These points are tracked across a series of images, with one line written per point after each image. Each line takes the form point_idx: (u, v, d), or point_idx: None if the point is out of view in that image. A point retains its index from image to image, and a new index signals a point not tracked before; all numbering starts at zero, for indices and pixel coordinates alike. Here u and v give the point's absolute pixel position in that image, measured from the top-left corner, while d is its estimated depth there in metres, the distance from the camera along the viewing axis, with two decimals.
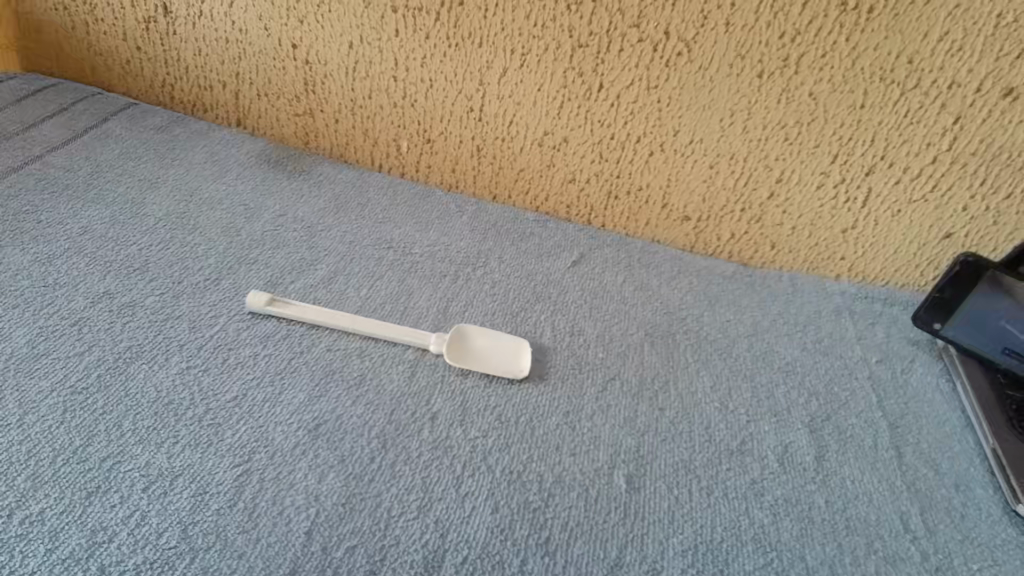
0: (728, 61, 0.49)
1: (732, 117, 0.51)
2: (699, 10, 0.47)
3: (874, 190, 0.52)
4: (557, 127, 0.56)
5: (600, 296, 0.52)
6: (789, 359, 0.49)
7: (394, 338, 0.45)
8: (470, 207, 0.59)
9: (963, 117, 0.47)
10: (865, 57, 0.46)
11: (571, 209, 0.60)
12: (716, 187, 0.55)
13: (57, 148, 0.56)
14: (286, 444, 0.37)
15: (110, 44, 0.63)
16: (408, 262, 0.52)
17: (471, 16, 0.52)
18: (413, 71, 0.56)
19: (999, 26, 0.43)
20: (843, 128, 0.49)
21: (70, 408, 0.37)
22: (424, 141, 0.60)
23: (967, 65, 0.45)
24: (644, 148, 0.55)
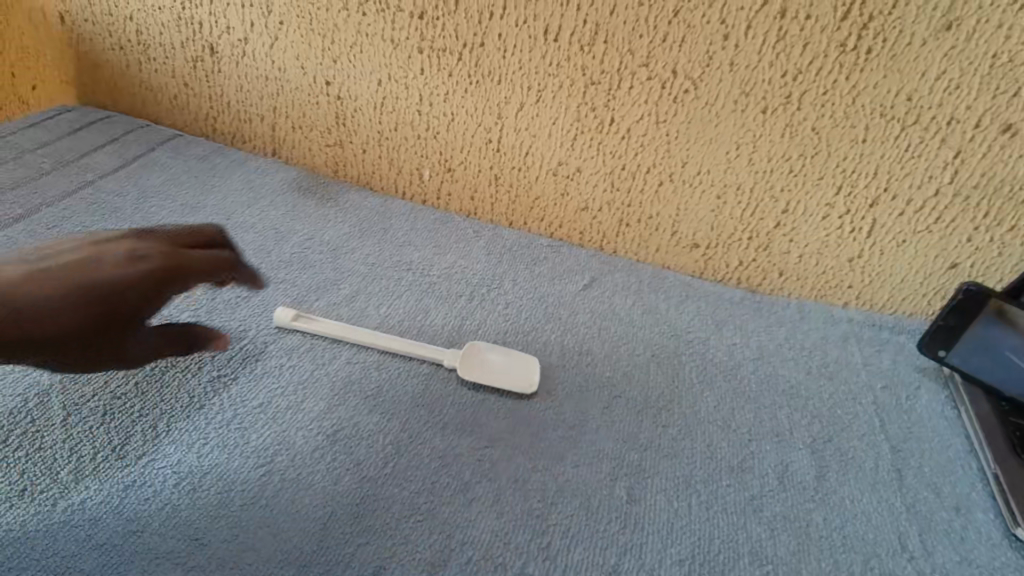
0: (733, 98, 0.51)
1: (738, 150, 0.53)
2: (704, 51, 0.49)
3: (879, 221, 0.53)
4: (571, 158, 0.58)
5: (609, 318, 0.54)
6: (793, 382, 0.50)
7: (404, 348, 0.47)
8: (487, 231, 0.62)
9: (963, 151, 0.48)
10: (865, 94, 0.48)
11: (584, 235, 0.63)
12: (724, 217, 0.57)
13: (107, 174, 0.61)
14: (306, 447, 0.40)
15: (160, 81, 0.68)
16: (427, 283, 0.55)
17: (492, 56, 0.55)
18: (436, 106, 0.60)
19: (994, 66, 0.44)
20: (846, 161, 0.51)
21: (110, 411, 0.40)
22: (445, 170, 0.63)
23: (965, 103, 0.46)
24: (654, 178, 0.57)
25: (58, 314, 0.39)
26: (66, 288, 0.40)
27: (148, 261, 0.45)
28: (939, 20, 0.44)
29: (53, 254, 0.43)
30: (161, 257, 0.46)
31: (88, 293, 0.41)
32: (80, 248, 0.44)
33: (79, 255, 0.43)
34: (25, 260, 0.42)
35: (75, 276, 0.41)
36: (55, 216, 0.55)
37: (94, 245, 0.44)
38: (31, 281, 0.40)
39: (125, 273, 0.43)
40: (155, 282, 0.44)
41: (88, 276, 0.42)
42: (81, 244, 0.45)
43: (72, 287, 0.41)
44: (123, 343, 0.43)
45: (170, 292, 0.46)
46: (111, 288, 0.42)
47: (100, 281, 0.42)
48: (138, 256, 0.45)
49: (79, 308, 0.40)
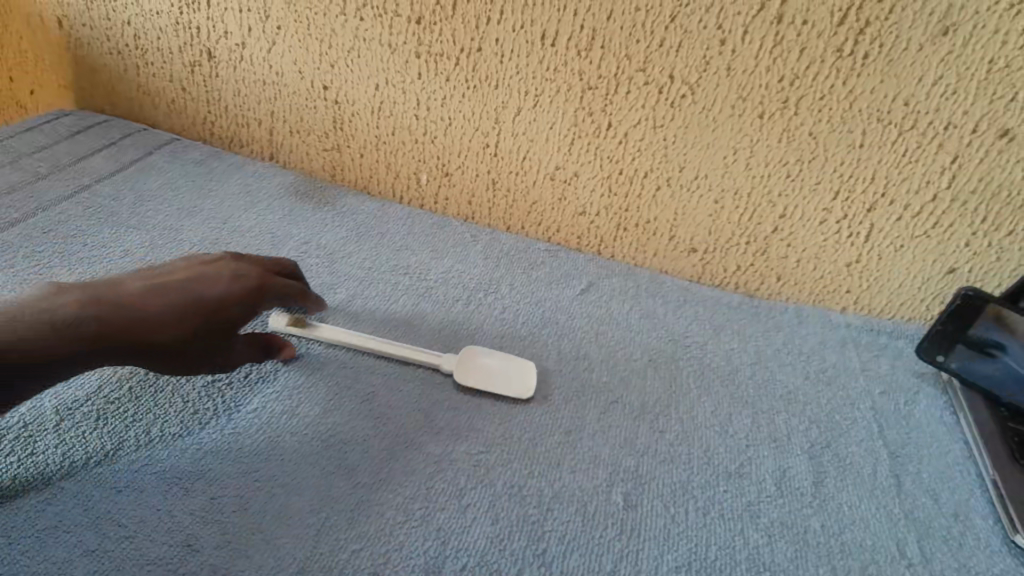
0: (730, 103, 0.50)
1: (735, 155, 0.52)
2: (701, 56, 0.49)
3: (877, 226, 0.52)
4: (568, 163, 0.58)
5: (606, 322, 0.54)
6: (791, 388, 0.50)
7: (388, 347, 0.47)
8: (484, 236, 0.62)
9: (960, 156, 0.47)
10: (863, 100, 0.47)
11: (582, 240, 0.62)
12: (722, 222, 0.56)
13: (104, 179, 0.61)
14: (301, 453, 0.39)
15: (158, 85, 0.68)
16: (424, 288, 0.55)
17: (488, 61, 0.55)
18: (433, 110, 0.59)
19: (991, 71, 0.44)
20: (843, 166, 0.50)
21: (103, 415, 0.40)
22: (442, 175, 0.63)
23: (962, 108, 0.46)
24: (651, 183, 0.56)
25: (163, 325, 0.40)
26: (171, 299, 0.41)
27: (247, 277, 0.45)
28: (936, 25, 0.43)
29: (160, 269, 0.44)
30: (260, 276, 0.45)
31: (190, 306, 0.41)
32: (195, 262, 0.45)
33: (195, 269, 0.43)
34: (132, 273, 0.43)
35: (182, 288, 0.42)
36: (51, 221, 0.55)
37: (195, 261, 0.45)
38: (140, 288, 0.41)
39: (226, 289, 0.43)
40: (251, 298, 0.44)
41: (192, 289, 0.42)
42: (203, 259, 0.45)
43: (177, 299, 0.41)
44: (222, 352, 0.43)
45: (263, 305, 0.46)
46: (212, 304, 0.42)
47: (204, 296, 0.42)
48: (240, 272, 0.45)
49: (182, 321, 0.41)
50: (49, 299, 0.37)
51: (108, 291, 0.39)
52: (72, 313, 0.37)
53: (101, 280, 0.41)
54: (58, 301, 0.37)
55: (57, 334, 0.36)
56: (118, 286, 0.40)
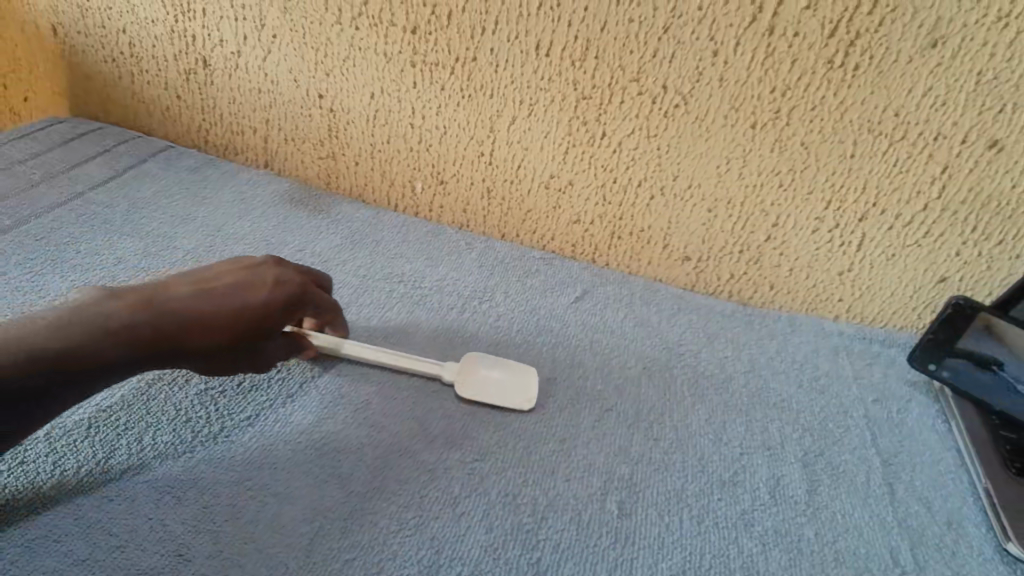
0: (723, 113, 0.50)
1: (728, 164, 0.53)
2: (695, 67, 0.49)
3: (869, 235, 0.53)
4: (563, 171, 0.58)
5: (601, 330, 0.54)
6: (785, 395, 0.50)
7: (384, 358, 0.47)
8: (479, 243, 0.62)
9: (950, 166, 0.48)
10: (854, 111, 0.47)
11: (576, 248, 0.62)
12: (715, 230, 0.56)
13: (98, 186, 0.61)
14: (294, 461, 0.39)
15: (153, 93, 0.68)
16: (418, 295, 0.55)
17: (483, 71, 0.55)
18: (429, 119, 0.59)
19: (980, 83, 0.44)
20: (835, 176, 0.51)
21: (94, 424, 0.40)
22: (438, 183, 0.63)
23: (952, 119, 0.46)
24: (646, 191, 0.56)
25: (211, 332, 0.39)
26: (220, 304, 0.40)
27: (291, 286, 0.43)
28: (925, 38, 0.44)
29: (208, 269, 0.42)
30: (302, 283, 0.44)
31: (237, 313, 0.40)
32: (238, 264, 0.43)
33: (241, 273, 0.42)
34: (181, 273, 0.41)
35: (229, 293, 0.41)
36: (44, 228, 0.55)
37: (241, 261, 0.44)
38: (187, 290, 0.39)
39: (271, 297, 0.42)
40: (292, 307, 0.43)
41: (239, 294, 0.41)
42: (248, 262, 0.44)
43: (225, 305, 0.40)
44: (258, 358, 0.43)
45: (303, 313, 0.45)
46: (258, 311, 0.41)
47: (249, 302, 0.41)
48: (284, 278, 0.44)
49: (228, 328, 0.40)
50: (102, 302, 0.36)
51: (159, 295, 0.38)
52: (125, 318, 0.36)
53: (151, 282, 0.40)
54: (110, 306, 0.36)
55: (110, 338, 0.35)
56: (166, 289, 0.39)
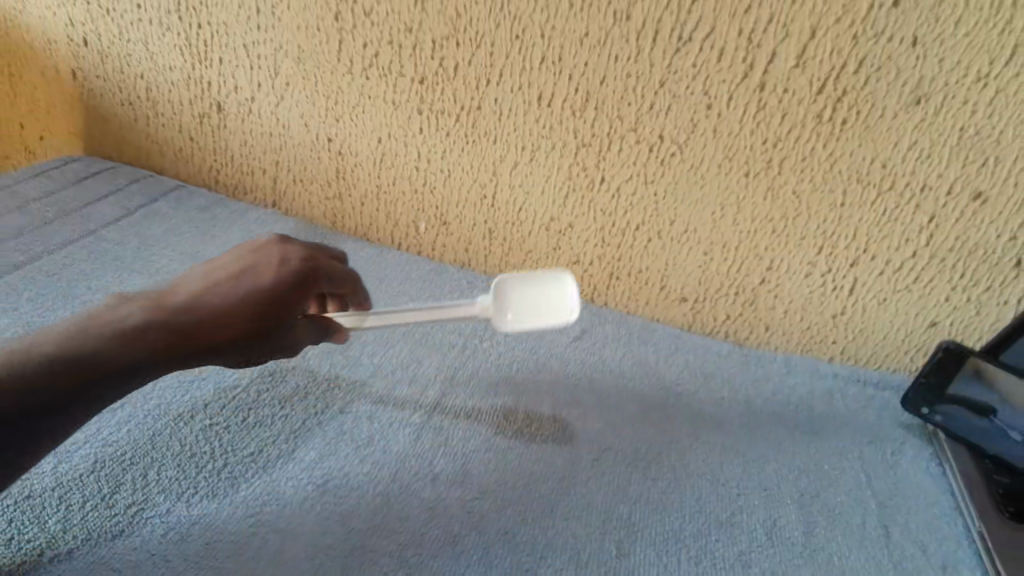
0: (717, 162, 0.52)
1: (723, 211, 0.54)
2: (689, 119, 0.50)
3: (860, 280, 0.53)
4: (562, 214, 0.59)
5: (600, 369, 0.55)
6: (781, 436, 0.51)
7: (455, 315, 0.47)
8: (480, 282, 0.64)
9: (937, 216, 0.48)
10: (842, 162, 0.48)
11: (576, 287, 0.63)
12: (711, 272, 0.57)
13: (110, 224, 0.63)
14: (296, 498, 0.40)
15: (166, 135, 0.70)
16: (420, 333, 0.56)
17: (487, 118, 0.57)
18: (434, 162, 0.61)
19: (963, 138, 0.45)
20: (827, 223, 0.51)
21: (101, 458, 0.40)
22: (441, 224, 0.64)
23: (936, 171, 0.47)
24: (643, 235, 0.57)
25: (225, 321, 0.41)
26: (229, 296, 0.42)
27: (296, 263, 0.45)
28: (909, 95, 0.45)
29: (215, 263, 0.44)
30: (307, 261, 0.45)
31: (247, 301, 0.42)
32: (243, 252, 0.45)
33: (245, 262, 0.44)
34: (190, 273, 0.43)
35: (238, 284, 0.43)
36: (57, 265, 0.56)
37: (246, 250, 0.45)
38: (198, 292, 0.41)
39: (277, 278, 0.44)
40: (303, 284, 0.45)
41: (247, 283, 0.43)
42: (252, 249, 0.46)
43: (234, 296, 0.42)
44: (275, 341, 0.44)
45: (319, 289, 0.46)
46: (267, 295, 0.43)
47: (258, 287, 0.43)
48: (289, 257, 0.45)
49: (241, 317, 0.42)
50: (113, 309, 0.38)
51: (168, 296, 0.41)
52: (136, 322, 0.38)
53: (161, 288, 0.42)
54: (122, 312, 0.38)
55: (124, 343, 0.37)
56: (176, 292, 0.41)
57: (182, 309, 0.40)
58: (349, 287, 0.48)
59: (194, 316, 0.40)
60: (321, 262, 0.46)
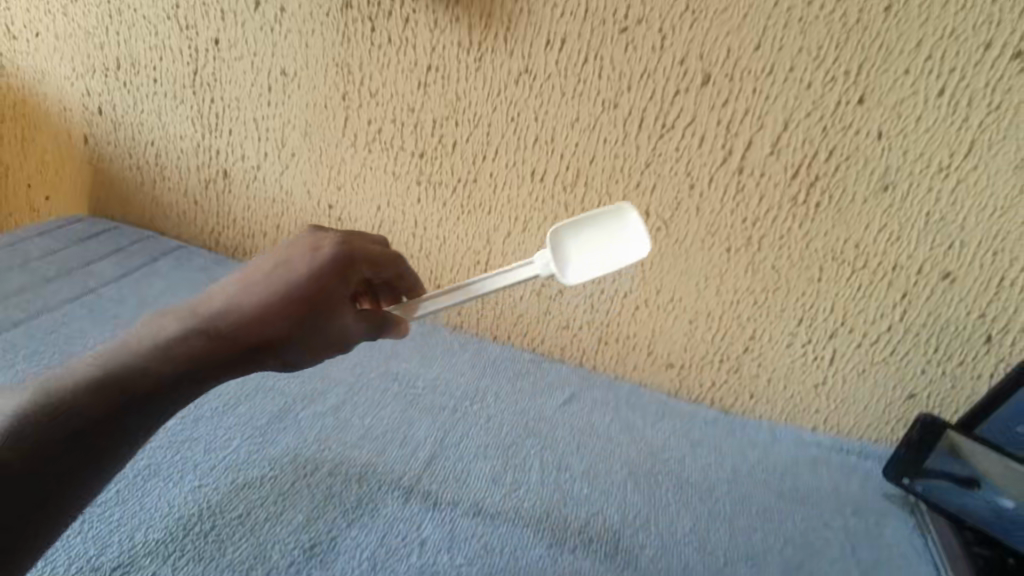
0: (700, 238, 0.54)
1: (706, 282, 0.56)
2: (673, 197, 0.53)
3: (839, 351, 0.55)
4: (553, 281, 0.61)
5: (588, 434, 0.56)
6: (766, 504, 0.51)
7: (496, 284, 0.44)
8: (472, 345, 0.65)
9: (909, 293, 0.51)
10: (818, 241, 0.51)
11: (565, 351, 0.65)
12: (696, 340, 0.59)
13: (110, 283, 0.64)
14: (282, 563, 0.40)
15: (171, 198, 0.72)
16: (411, 395, 0.57)
17: (482, 191, 0.60)
18: (430, 230, 0.63)
19: (929, 222, 0.48)
20: (805, 296, 0.54)
21: (88, 519, 0.40)
22: (435, 287, 0.66)
23: (906, 252, 0.49)
24: (631, 302, 0.60)
25: (270, 317, 0.41)
26: (267, 295, 0.41)
27: (331, 250, 0.45)
28: (877, 182, 0.48)
29: (250, 268, 0.44)
30: (339, 249, 0.45)
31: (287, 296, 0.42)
32: (276, 252, 0.45)
33: (279, 258, 0.44)
34: (227, 281, 0.43)
35: (273, 280, 0.42)
36: (55, 322, 0.57)
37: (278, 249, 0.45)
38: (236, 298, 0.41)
39: (315, 269, 0.43)
40: (339, 271, 0.44)
41: (282, 278, 0.42)
42: (283, 246, 0.45)
43: (272, 293, 0.42)
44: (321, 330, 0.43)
45: (361, 274, 0.46)
46: (305, 287, 0.42)
47: (294, 281, 0.42)
48: (321, 245, 0.45)
49: (281, 313, 0.41)
50: (157, 325, 0.39)
51: (209, 303, 0.41)
52: (180, 334, 0.38)
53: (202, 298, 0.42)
54: (168, 328, 0.38)
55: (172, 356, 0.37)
56: (214, 300, 0.41)
57: (221, 315, 0.40)
58: (391, 268, 0.48)
59: (239, 318, 0.40)
60: (354, 248, 0.46)
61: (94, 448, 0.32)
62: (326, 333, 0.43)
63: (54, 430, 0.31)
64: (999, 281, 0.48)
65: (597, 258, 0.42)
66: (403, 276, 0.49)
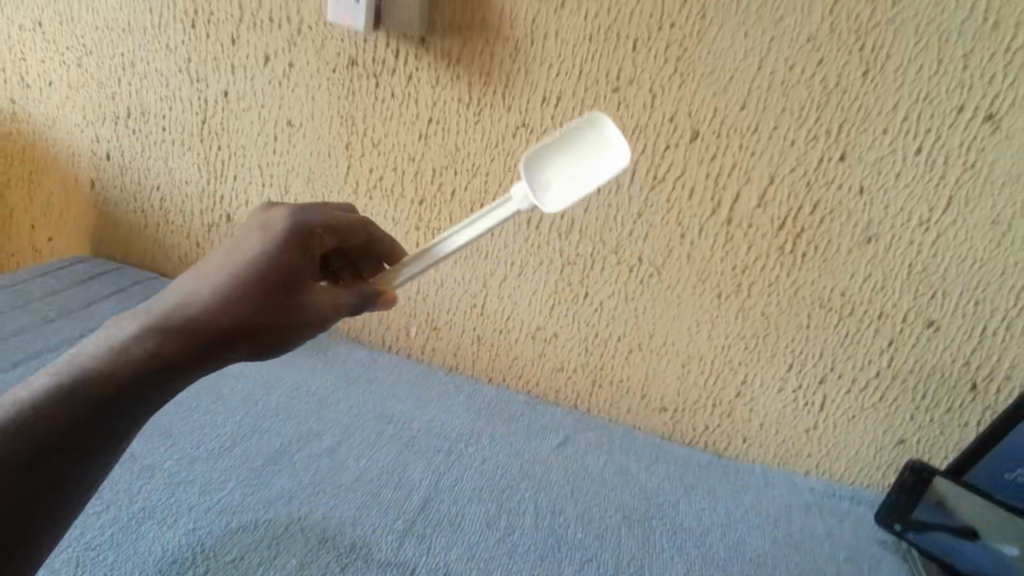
0: (692, 284, 0.56)
1: (698, 327, 0.57)
2: (665, 245, 0.55)
3: (829, 397, 0.56)
4: (548, 324, 0.62)
5: (583, 477, 0.56)
6: (760, 550, 0.51)
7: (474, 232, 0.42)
8: (467, 386, 0.66)
9: (895, 341, 0.52)
10: (805, 289, 0.53)
11: (559, 393, 0.65)
12: (689, 383, 0.60)
13: None
14: None
15: (174, 240, 0.73)
16: (406, 437, 0.57)
17: (480, 236, 0.61)
18: (428, 274, 0.65)
19: (912, 272, 0.50)
20: (795, 342, 0.55)
21: (82, 563, 0.40)
22: (431, 328, 0.67)
23: (891, 301, 0.51)
24: (624, 345, 0.61)
25: (233, 302, 0.39)
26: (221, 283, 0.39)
27: (283, 223, 0.42)
28: (860, 234, 0.50)
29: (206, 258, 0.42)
30: (293, 224, 0.42)
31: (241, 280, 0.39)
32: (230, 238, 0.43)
33: (232, 242, 0.42)
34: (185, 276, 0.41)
35: (226, 267, 0.40)
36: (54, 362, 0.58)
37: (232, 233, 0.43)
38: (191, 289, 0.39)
39: (272, 243, 0.41)
40: (298, 247, 0.42)
41: (236, 263, 0.40)
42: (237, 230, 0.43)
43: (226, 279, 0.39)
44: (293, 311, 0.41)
45: (324, 244, 0.45)
46: (262, 268, 0.40)
47: (249, 263, 0.40)
48: (272, 222, 0.42)
49: (239, 297, 0.39)
50: (118, 330, 0.37)
51: (168, 300, 0.39)
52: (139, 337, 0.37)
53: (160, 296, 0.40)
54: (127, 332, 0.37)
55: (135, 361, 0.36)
56: (170, 295, 0.39)
57: (184, 307, 0.38)
58: (359, 234, 0.47)
59: (205, 307, 0.38)
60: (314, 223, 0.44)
61: (74, 449, 0.33)
62: (302, 308, 0.40)
63: (21, 446, 0.32)
64: (982, 329, 0.50)
65: (573, 184, 0.40)
66: (375, 239, 0.48)
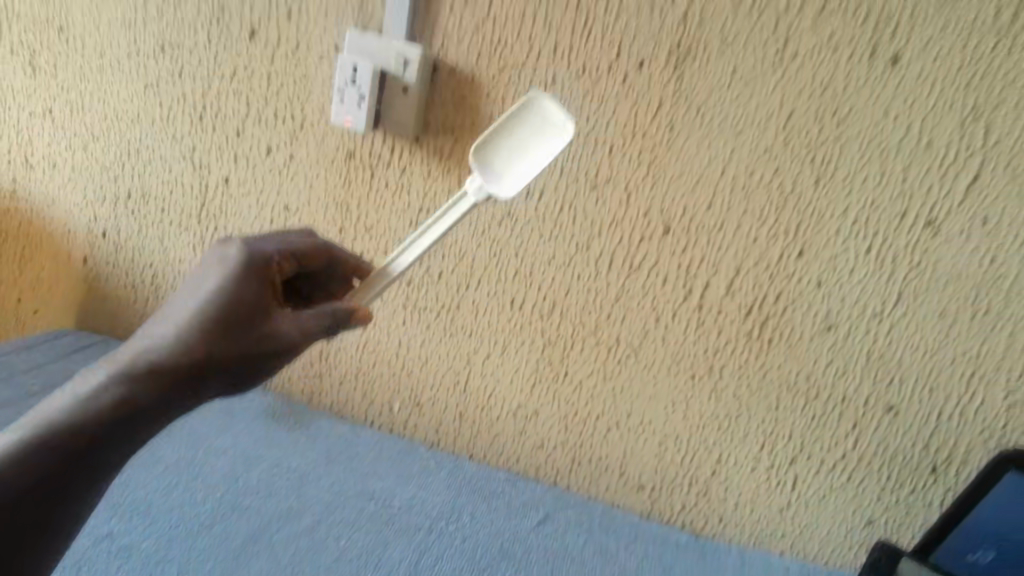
0: (667, 366, 0.58)
1: (674, 406, 0.59)
2: (641, 328, 0.58)
3: (800, 477, 0.58)
4: (529, 402, 0.64)
5: (562, 557, 0.56)
6: None
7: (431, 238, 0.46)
8: (448, 462, 0.66)
9: (860, 424, 0.55)
10: (772, 372, 0.55)
11: (540, 470, 0.66)
12: (666, 462, 0.61)
13: None
14: None
15: None
16: (386, 515, 0.57)
17: (464, 315, 0.63)
18: (412, 351, 0.66)
19: (870, 360, 0.53)
20: (765, 422, 0.57)
21: None
22: (414, 404, 0.68)
23: (852, 386, 0.54)
24: (603, 424, 0.62)
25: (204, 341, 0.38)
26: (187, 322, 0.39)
27: (239, 256, 0.42)
28: (820, 323, 0.53)
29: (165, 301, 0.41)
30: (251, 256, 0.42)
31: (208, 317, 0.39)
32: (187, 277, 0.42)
33: (189, 281, 0.41)
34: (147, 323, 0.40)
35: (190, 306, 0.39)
36: None
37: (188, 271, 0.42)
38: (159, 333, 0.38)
39: (229, 275, 0.41)
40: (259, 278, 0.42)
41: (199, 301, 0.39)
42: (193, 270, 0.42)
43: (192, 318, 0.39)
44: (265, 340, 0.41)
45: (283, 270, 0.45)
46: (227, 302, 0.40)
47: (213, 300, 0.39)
48: (228, 257, 0.42)
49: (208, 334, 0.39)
50: (84, 378, 0.37)
51: (134, 345, 0.38)
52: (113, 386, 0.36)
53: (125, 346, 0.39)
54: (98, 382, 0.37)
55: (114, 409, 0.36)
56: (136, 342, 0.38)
57: (145, 349, 0.38)
58: (321, 256, 0.49)
59: (175, 349, 0.38)
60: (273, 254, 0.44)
61: (53, 498, 0.35)
62: (269, 335, 0.40)
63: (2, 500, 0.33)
64: (937, 415, 0.52)
65: (527, 169, 0.46)
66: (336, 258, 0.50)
